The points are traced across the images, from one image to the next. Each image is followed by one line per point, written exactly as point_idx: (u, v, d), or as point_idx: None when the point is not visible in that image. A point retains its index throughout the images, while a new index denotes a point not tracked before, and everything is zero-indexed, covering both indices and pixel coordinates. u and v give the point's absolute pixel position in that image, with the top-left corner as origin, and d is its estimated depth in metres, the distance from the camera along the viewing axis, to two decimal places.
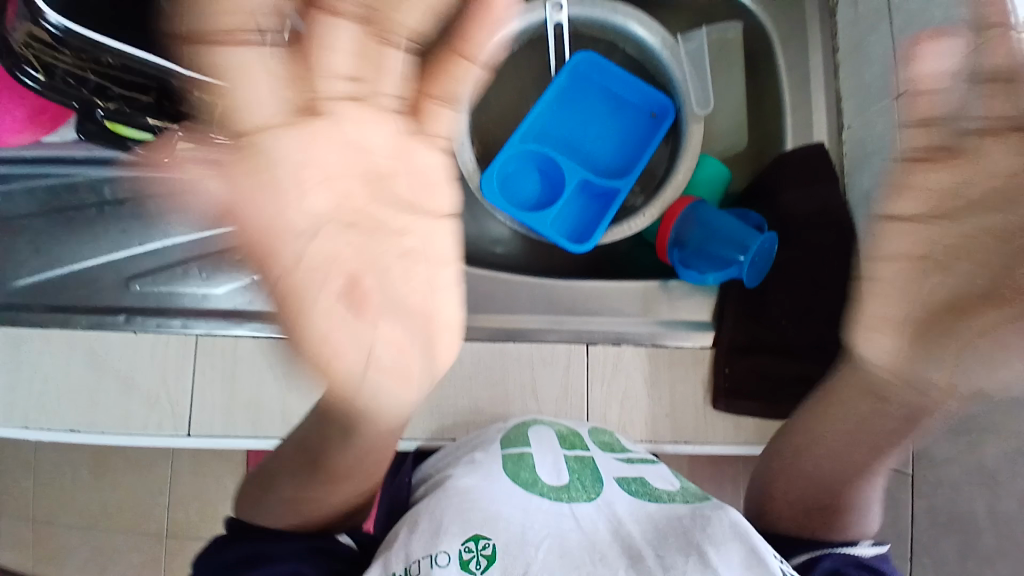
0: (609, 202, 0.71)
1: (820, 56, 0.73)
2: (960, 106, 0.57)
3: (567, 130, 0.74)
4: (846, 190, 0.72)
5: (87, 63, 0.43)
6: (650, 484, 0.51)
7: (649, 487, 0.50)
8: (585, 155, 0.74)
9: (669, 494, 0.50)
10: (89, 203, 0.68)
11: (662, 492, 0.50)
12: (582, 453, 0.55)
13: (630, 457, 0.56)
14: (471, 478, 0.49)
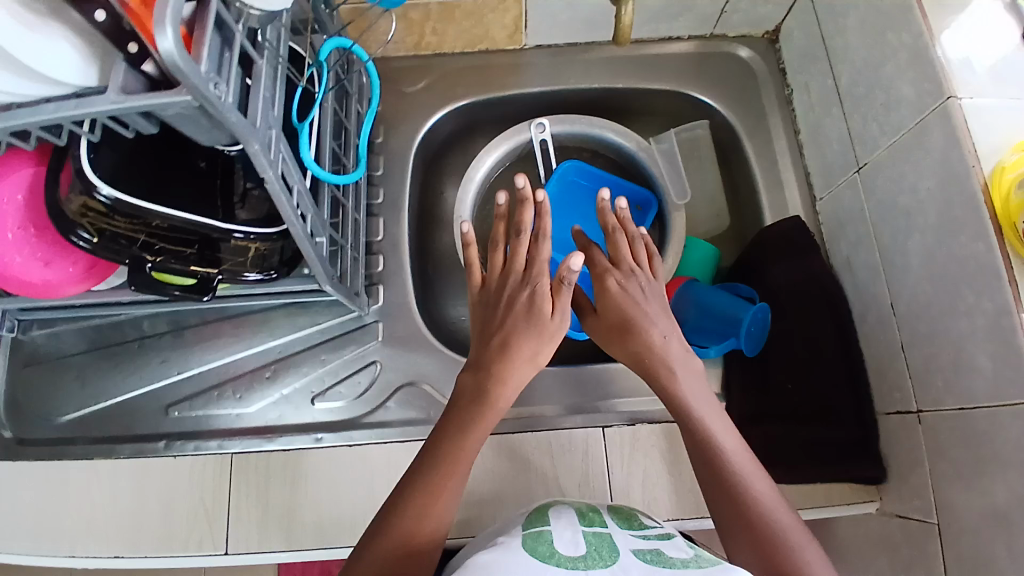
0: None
1: (783, 143, 0.81)
2: (913, 174, 0.63)
3: (561, 230, 0.82)
4: (829, 258, 0.77)
5: (138, 226, 0.52)
6: (668, 554, 0.47)
7: (664, 556, 0.46)
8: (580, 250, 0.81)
9: (686, 560, 0.46)
10: (133, 339, 0.76)
11: (681, 560, 0.46)
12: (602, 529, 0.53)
13: (649, 532, 0.53)
14: (489, 555, 0.46)
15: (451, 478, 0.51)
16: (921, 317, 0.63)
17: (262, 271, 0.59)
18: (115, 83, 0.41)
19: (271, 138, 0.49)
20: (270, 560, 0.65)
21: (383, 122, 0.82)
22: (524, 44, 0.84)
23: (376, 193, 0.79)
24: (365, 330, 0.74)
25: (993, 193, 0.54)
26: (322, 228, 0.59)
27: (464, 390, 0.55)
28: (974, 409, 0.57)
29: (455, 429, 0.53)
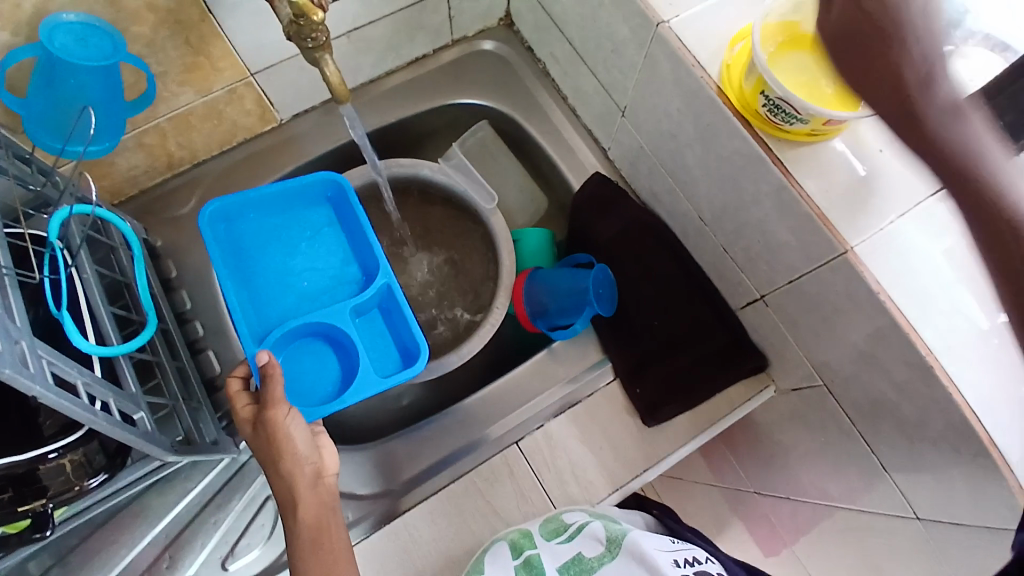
0: (392, 305, 0.73)
1: (556, 110, 0.85)
2: (663, 102, 0.67)
3: (300, 280, 0.73)
4: (638, 196, 0.81)
5: None
6: (586, 557, 0.64)
7: (583, 564, 0.64)
8: (338, 290, 0.74)
9: (599, 559, 0.65)
10: None
11: (596, 561, 0.65)
12: (532, 551, 0.64)
13: (572, 534, 0.65)
14: None
15: None
16: (724, 220, 0.68)
17: (103, 471, 0.54)
18: None
19: (23, 351, 0.44)
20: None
21: (172, 256, 0.75)
22: (279, 119, 0.80)
23: (193, 328, 0.73)
24: (246, 469, 0.70)
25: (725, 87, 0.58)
26: (136, 403, 0.54)
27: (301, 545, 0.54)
28: (798, 281, 0.62)
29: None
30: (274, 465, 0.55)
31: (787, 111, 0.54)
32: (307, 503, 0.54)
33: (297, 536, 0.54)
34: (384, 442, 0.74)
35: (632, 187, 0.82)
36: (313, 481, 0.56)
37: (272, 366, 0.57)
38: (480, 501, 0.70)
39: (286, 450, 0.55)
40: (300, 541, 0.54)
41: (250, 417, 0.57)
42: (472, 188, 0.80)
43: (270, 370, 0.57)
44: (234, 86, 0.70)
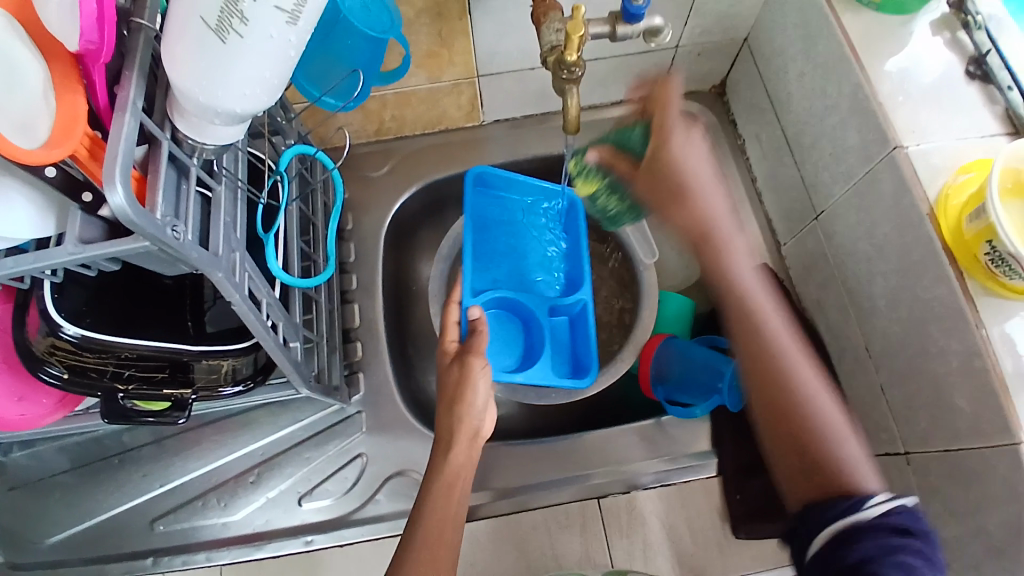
0: (582, 321, 0.78)
1: (742, 189, 0.83)
2: (869, 221, 0.64)
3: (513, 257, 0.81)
4: (801, 301, 0.78)
5: (107, 358, 0.53)
6: None
7: None
8: (541, 287, 0.81)
9: None
10: (112, 454, 0.73)
11: None
12: None
13: None
14: None
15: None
16: (895, 359, 0.63)
17: (243, 382, 0.59)
18: (74, 232, 0.43)
19: (235, 261, 0.49)
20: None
21: (352, 209, 0.81)
22: (481, 120, 0.85)
23: (349, 280, 0.79)
24: (349, 422, 0.73)
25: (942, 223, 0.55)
26: (295, 332, 0.60)
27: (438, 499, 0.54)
28: (958, 451, 0.56)
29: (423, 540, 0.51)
30: (452, 404, 0.59)
31: (1012, 266, 0.49)
32: (459, 449, 0.57)
33: (436, 474, 0.56)
34: (491, 445, 0.74)
35: (796, 290, 0.79)
36: (471, 434, 0.58)
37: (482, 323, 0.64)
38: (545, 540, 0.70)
39: (468, 398, 0.58)
40: (435, 479, 0.56)
41: (452, 351, 0.64)
42: (638, 240, 0.82)
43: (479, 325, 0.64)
44: (459, 81, 0.77)
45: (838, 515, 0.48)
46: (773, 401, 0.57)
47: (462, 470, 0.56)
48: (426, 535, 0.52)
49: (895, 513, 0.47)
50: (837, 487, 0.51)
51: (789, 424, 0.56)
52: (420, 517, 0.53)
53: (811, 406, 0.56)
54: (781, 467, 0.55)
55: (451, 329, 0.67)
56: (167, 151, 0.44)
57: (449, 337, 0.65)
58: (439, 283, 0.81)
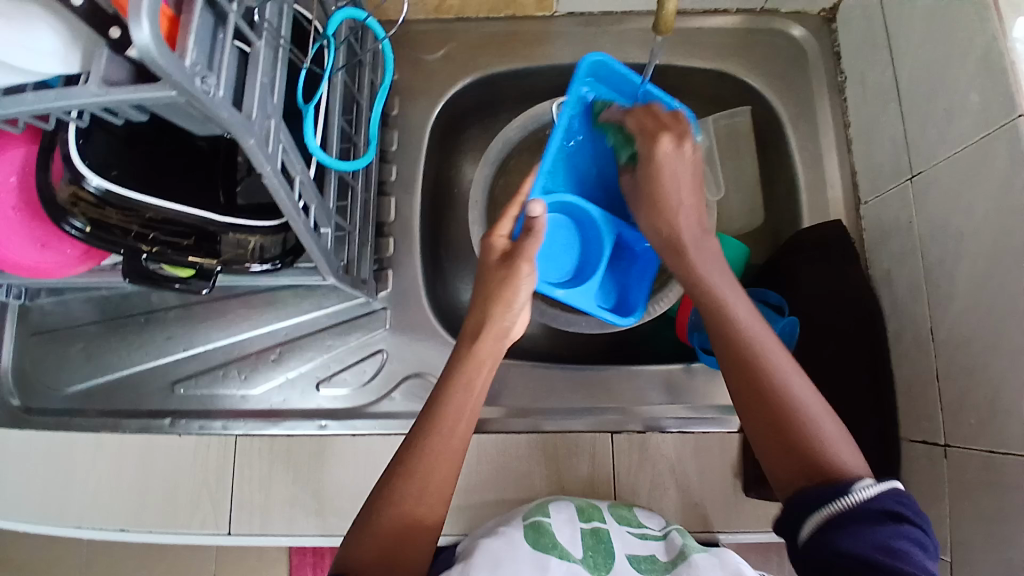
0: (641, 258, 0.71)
1: (831, 134, 0.74)
2: (971, 196, 0.56)
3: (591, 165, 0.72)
4: (868, 268, 0.71)
5: (132, 218, 0.51)
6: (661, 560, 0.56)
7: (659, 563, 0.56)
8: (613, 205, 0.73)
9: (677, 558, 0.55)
10: (138, 312, 0.74)
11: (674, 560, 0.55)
12: (599, 524, 0.59)
13: (645, 533, 0.59)
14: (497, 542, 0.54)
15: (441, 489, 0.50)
16: (958, 349, 0.58)
17: (271, 261, 0.56)
18: (98, 72, 0.37)
19: (269, 129, 0.45)
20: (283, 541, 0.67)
21: (401, 94, 0.75)
22: (554, 11, 0.76)
23: (389, 171, 0.74)
24: (373, 317, 0.72)
25: None
26: (327, 218, 0.57)
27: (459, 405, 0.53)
28: (1002, 456, 0.53)
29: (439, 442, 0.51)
30: (485, 301, 0.57)
31: None
32: (485, 343, 0.56)
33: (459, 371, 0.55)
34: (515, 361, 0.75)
35: (865, 256, 0.72)
36: (499, 335, 0.57)
37: (540, 224, 0.57)
38: (551, 464, 0.70)
39: (508, 299, 0.57)
40: (459, 367, 0.55)
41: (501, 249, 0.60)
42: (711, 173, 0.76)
43: (535, 226, 0.57)
44: None
45: (824, 500, 0.47)
46: (759, 392, 0.52)
47: (488, 363, 0.56)
48: (446, 427, 0.52)
49: (882, 497, 0.45)
50: (817, 467, 0.49)
51: (772, 416, 0.51)
52: (433, 410, 0.53)
53: (789, 397, 0.51)
54: (766, 451, 0.51)
55: (504, 233, 0.61)
56: None
57: (496, 233, 0.60)
58: (483, 189, 0.75)
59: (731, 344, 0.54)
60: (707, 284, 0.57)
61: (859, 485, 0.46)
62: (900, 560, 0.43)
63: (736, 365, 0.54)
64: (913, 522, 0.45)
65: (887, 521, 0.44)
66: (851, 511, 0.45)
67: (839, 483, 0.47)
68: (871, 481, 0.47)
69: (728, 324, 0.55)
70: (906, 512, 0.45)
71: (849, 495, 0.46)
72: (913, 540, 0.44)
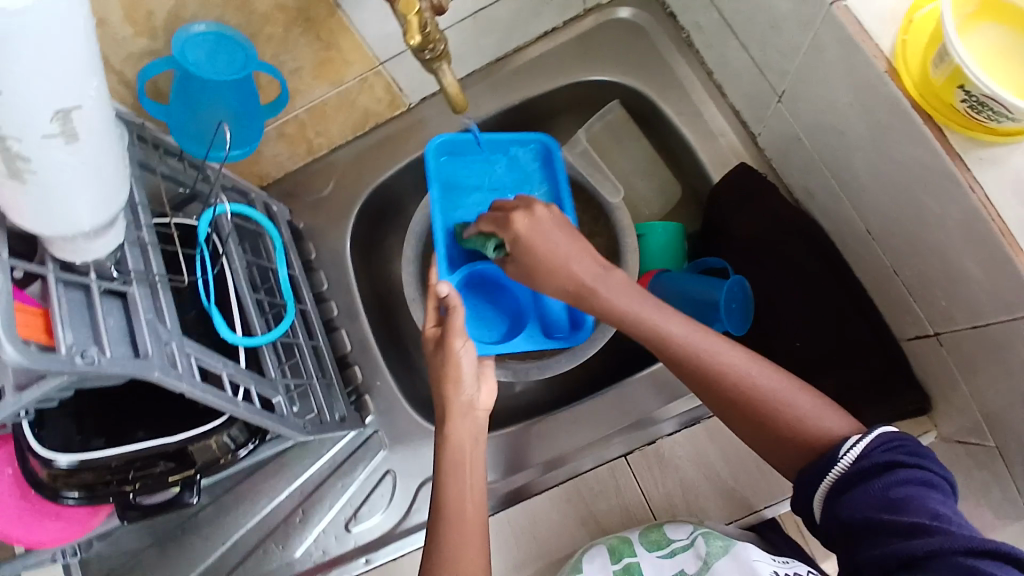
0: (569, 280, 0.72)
1: (699, 87, 0.75)
2: (829, 93, 0.55)
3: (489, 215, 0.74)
4: (791, 193, 0.70)
5: (106, 470, 0.57)
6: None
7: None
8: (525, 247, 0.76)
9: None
10: (176, 527, 0.75)
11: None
12: (632, 561, 0.58)
13: (676, 551, 0.58)
14: None
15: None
16: (895, 237, 0.56)
17: (246, 444, 0.62)
18: (9, 383, 0.44)
19: (172, 352, 0.51)
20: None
21: (312, 238, 0.81)
22: (408, 104, 0.80)
23: (329, 308, 0.79)
24: (369, 442, 0.75)
25: (905, 79, 0.48)
26: (274, 388, 0.62)
27: (463, 501, 0.55)
28: (985, 326, 0.50)
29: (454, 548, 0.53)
30: (440, 384, 0.60)
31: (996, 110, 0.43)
32: (456, 424, 0.58)
33: (447, 451, 0.57)
34: (519, 426, 0.75)
35: (783, 182, 0.70)
36: (465, 411, 0.59)
37: (455, 299, 0.61)
38: (580, 512, 0.68)
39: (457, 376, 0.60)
40: (444, 457, 0.57)
41: (434, 336, 0.62)
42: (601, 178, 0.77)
43: (451, 302, 0.61)
44: (364, 75, 0.71)
45: (821, 473, 0.46)
46: (727, 401, 0.51)
47: (468, 441, 0.58)
48: (452, 522, 0.54)
49: (872, 452, 0.44)
50: (808, 448, 0.48)
51: (748, 416, 0.51)
52: (439, 520, 0.55)
53: (756, 392, 0.51)
54: (759, 447, 0.51)
55: (433, 327, 0.63)
56: (58, 281, 0.45)
57: (428, 327, 0.63)
58: (415, 287, 0.79)
59: (683, 361, 0.53)
60: (625, 318, 0.55)
61: (845, 448, 0.45)
62: (904, 512, 0.41)
63: (695, 379, 0.53)
64: (916, 466, 0.43)
65: (882, 474, 0.43)
66: (843, 476, 0.45)
67: (829, 451, 0.47)
68: (857, 437, 0.45)
69: (671, 344, 0.53)
70: (907, 461, 0.43)
71: (838, 463, 0.45)
72: (917, 486, 0.42)
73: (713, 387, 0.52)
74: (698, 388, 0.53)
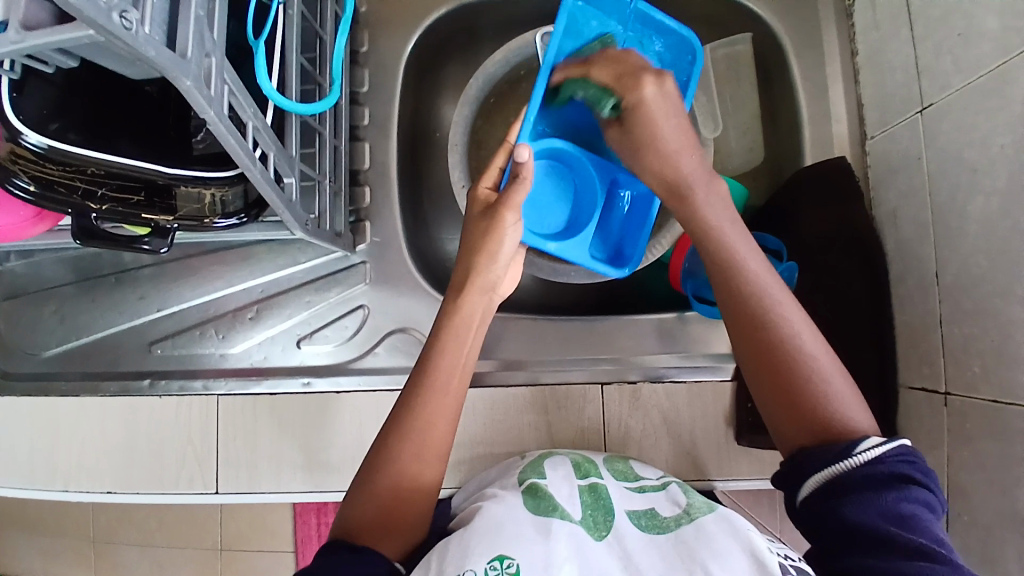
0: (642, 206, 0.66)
1: (838, 63, 0.69)
2: (988, 126, 0.51)
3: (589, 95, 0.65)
4: (872, 208, 0.67)
5: (75, 173, 0.47)
6: (661, 515, 0.54)
7: (659, 519, 0.54)
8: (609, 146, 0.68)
9: (678, 519, 0.53)
10: (111, 272, 0.71)
11: (674, 520, 0.53)
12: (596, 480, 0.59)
13: (643, 485, 0.59)
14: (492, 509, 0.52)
15: (427, 456, 0.49)
16: (966, 293, 0.54)
17: (234, 216, 0.54)
18: (15, 15, 0.34)
19: (210, 69, 0.40)
20: (274, 498, 0.66)
21: (369, 30, 0.70)
22: None
23: (361, 114, 0.70)
24: (352, 272, 0.69)
25: None
26: (291, 167, 0.52)
27: (447, 370, 0.51)
28: (1007, 406, 0.50)
29: (419, 408, 0.49)
30: (470, 254, 0.53)
31: None
32: (472, 292, 0.53)
33: (447, 318, 0.53)
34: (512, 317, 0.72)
35: (869, 194, 0.67)
36: (487, 288, 0.54)
37: (528, 171, 0.51)
38: (541, 416, 0.69)
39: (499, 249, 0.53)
40: (446, 322, 0.52)
41: (485, 200, 0.56)
42: (707, 112, 0.74)
43: (521, 172, 0.51)
44: None
45: (829, 462, 0.43)
46: (755, 338, 0.48)
47: (476, 321, 0.53)
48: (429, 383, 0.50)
49: (888, 459, 0.42)
50: (821, 427, 0.46)
51: (769, 364, 0.48)
52: (414, 374, 0.51)
53: (818, 379, 0.47)
54: (767, 405, 0.48)
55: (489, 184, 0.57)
56: None
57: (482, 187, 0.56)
58: (461, 132, 0.70)
59: (742, 298, 0.49)
60: (710, 235, 0.52)
61: (863, 446, 0.43)
62: (911, 529, 0.40)
63: (744, 328, 0.49)
64: (923, 485, 0.42)
65: (894, 486, 0.41)
66: (850, 476, 0.42)
67: (840, 442, 0.44)
68: (877, 440, 0.43)
69: (738, 280, 0.50)
70: (917, 478, 0.42)
71: (850, 457, 0.43)
72: (919, 507, 0.41)
73: (762, 342, 0.48)
74: (743, 343, 0.49)
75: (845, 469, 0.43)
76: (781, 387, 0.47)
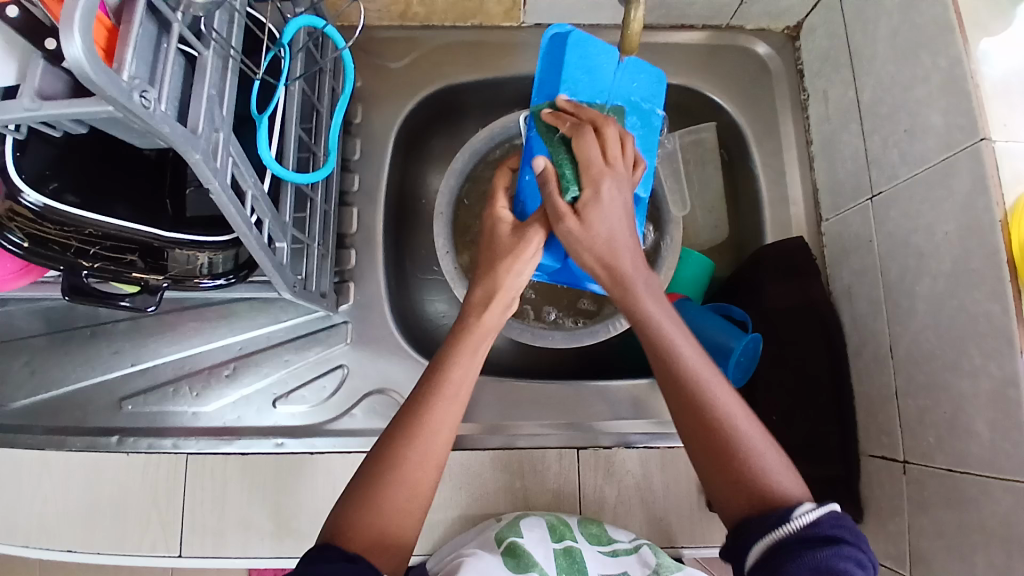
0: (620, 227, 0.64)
1: (794, 151, 0.76)
2: (931, 216, 0.56)
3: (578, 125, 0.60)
4: (828, 285, 0.72)
5: (71, 233, 0.49)
6: None
7: None
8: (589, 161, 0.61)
9: None
10: (86, 325, 0.71)
11: None
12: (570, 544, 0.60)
13: (616, 550, 0.61)
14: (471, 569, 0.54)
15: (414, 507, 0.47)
16: (918, 367, 0.58)
17: (222, 277, 0.55)
18: (31, 85, 0.36)
19: (218, 143, 0.42)
20: (238, 564, 0.64)
21: (362, 102, 0.74)
22: (521, 21, 0.74)
23: (351, 180, 0.72)
24: (334, 331, 0.70)
25: (1013, 231, 0.49)
26: (283, 232, 0.54)
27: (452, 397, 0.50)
28: (961, 474, 0.53)
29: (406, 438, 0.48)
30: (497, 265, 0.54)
31: None
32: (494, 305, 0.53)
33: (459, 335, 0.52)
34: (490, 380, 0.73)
35: (826, 271, 0.73)
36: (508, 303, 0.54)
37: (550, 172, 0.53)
38: (517, 480, 0.69)
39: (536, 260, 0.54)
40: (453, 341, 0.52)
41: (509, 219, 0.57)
42: (672, 189, 0.81)
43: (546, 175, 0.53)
44: None
45: (767, 529, 0.44)
46: (687, 400, 0.49)
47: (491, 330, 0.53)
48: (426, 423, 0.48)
49: (821, 523, 0.43)
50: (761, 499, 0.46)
51: (705, 429, 0.48)
52: (406, 411, 0.50)
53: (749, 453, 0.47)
54: (705, 473, 0.49)
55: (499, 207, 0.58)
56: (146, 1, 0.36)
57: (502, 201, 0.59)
58: (447, 201, 0.74)
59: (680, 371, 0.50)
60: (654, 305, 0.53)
61: (800, 511, 0.44)
62: None
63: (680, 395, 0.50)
64: (857, 548, 0.42)
65: (827, 547, 0.42)
66: (789, 539, 0.43)
67: (778, 509, 0.45)
68: (814, 506, 0.44)
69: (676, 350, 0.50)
70: (849, 540, 0.42)
71: (790, 521, 0.43)
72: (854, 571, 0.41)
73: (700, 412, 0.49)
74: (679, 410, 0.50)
75: (784, 532, 0.43)
76: (715, 456, 0.48)
